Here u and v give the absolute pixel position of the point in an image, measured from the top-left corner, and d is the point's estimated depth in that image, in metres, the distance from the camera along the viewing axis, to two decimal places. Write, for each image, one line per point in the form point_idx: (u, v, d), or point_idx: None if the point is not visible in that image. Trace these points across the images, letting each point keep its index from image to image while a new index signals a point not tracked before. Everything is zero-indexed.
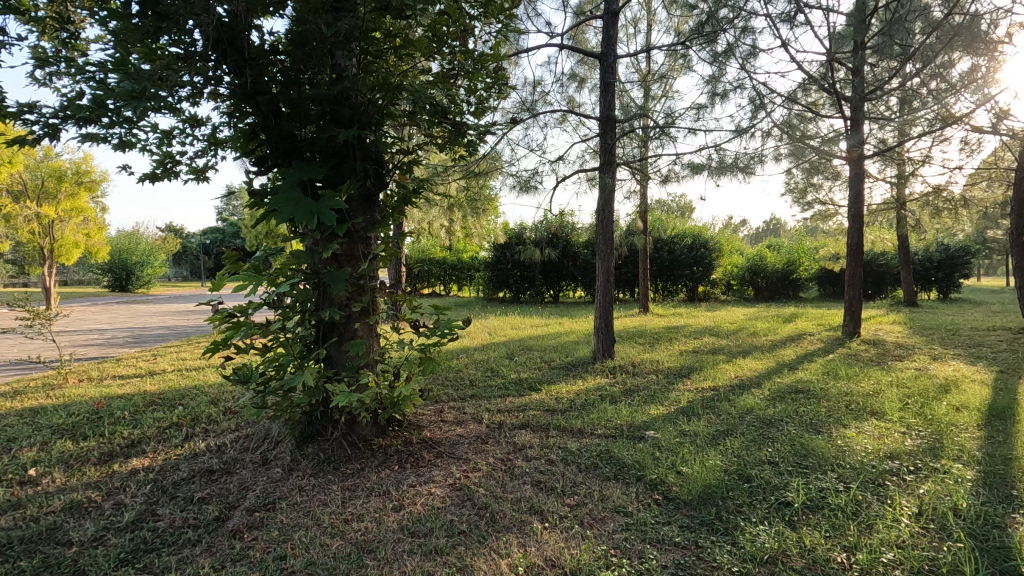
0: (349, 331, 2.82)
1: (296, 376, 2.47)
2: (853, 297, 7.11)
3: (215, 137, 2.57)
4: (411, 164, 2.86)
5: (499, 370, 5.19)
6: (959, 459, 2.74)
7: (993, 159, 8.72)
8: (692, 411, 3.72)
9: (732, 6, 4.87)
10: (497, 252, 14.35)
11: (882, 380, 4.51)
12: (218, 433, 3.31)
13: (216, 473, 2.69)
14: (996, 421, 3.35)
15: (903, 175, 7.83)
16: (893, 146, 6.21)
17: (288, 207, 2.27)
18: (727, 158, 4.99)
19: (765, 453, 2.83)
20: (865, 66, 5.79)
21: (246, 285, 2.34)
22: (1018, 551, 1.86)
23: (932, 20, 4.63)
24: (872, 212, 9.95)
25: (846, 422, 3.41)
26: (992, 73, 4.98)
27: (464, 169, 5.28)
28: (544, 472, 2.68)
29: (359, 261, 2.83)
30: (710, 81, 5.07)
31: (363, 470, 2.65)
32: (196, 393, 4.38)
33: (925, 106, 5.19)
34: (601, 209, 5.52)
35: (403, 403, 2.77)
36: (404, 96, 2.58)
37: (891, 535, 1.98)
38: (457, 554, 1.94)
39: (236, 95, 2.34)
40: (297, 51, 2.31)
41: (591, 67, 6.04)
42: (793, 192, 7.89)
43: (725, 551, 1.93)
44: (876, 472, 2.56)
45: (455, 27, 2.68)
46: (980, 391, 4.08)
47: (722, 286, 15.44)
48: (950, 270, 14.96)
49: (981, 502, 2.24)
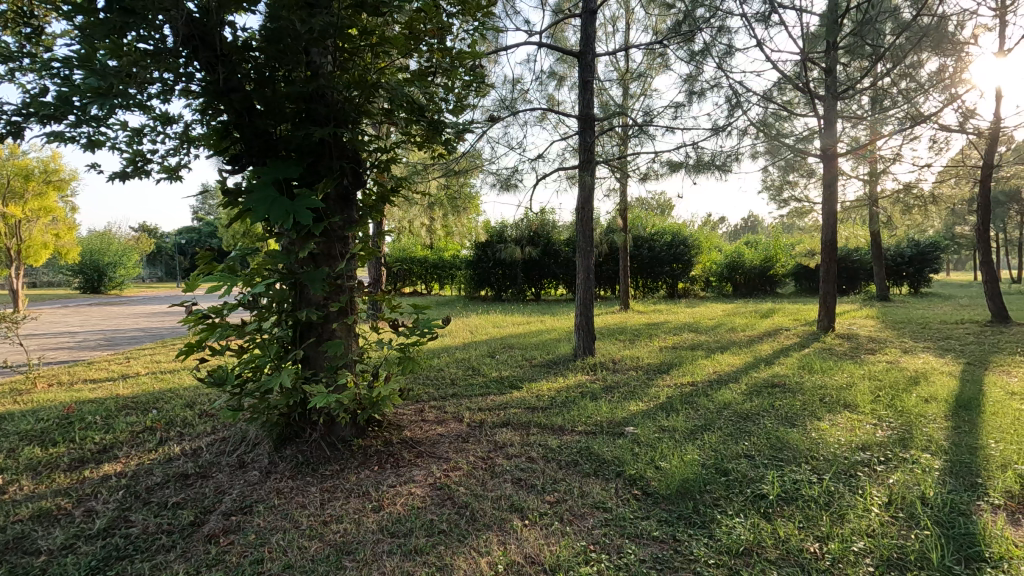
0: (327, 331, 2.78)
1: (273, 377, 2.43)
2: (827, 293, 7.24)
3: (187, 135, 2.51)
4: (388, 163, 2.84)
5: (481, 368, 5.17)
6: (927, 449, 2.82)
7: (960, 157, 8.98)
8: (672, 406, 3.77)
9: (708, 5, 4.92)
10: (478, 251, 14.33)
11: (855, 373, 4.62)
12: (194, 437, 3.25)
13: (191, 477, 2.65)
14: (963, 411, 3.45)
15: (874, 173, 8.01)
16: (865, 145, 6.35)
17: (263, 206, 2.23)
18: (705, 156, 5.06)
19: (741, 447, 2.88)
20: (837, 66, 5.91)
21: (220, 286, 2.30)
22: (983, 537, 1.92)
23: (901, 21, 4.74)
24: (846, 210, 10.17)
25: (820, 414, 3.48)
26: (959, 73, 5.12)
27: (444, 168, 5.30)
28: (524, 470, 2.69)
29: (336, 261, 2.80)
30: (687, 80, 5.13)
31: (343, 471, 2.64)
32: (171, 397, 4.30)
33: (896, 105, 5.31)
34: (581, 206, 5.55)
35: (383, 402, 2.75)
36: (382, 94, 2.56)
37: (862, 525, 2.03)
38: (437, 554, 1.94)
39: (207, 92, 2.29)
40: (270, 48, 2.27)
41: (570, 66, 6.06)
42: (769, 189, 8.02)
43: (702, 544, 1.96)
44: (849, 463, 2.62)
45: (432, 24, 2.63)
46: (948, 383, 4.20)
47: (701, 282, 15.64)
48: (921, 266, 15.38)
49: (948, 490, 2.31)
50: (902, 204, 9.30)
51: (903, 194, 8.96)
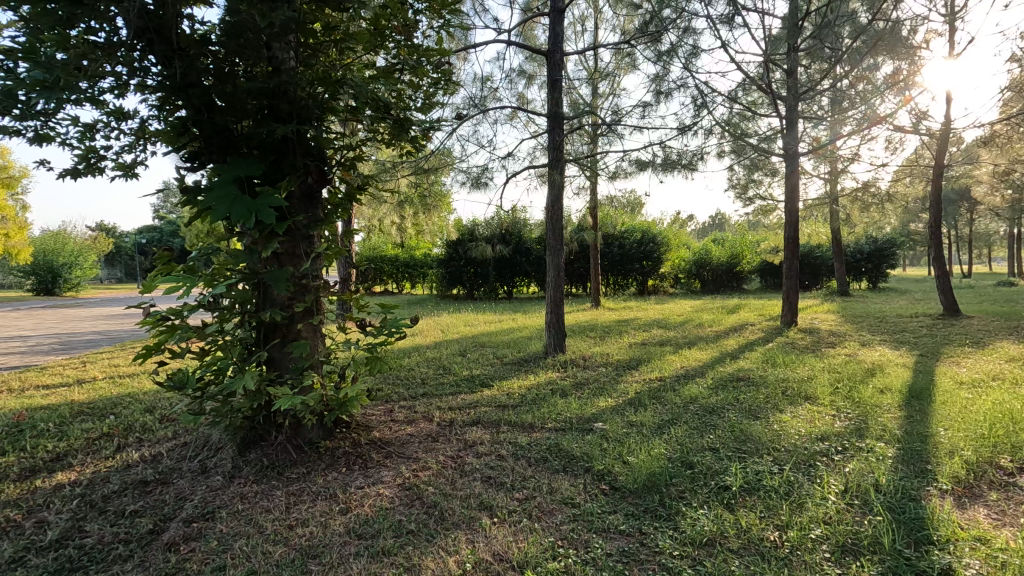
0: (292, 332, 2.73)
1: (236, 380, 2.37)
2: (789, 288, 7.46)
3: (144, 132, 2.43)
4: (355, 161, 2.80)
5: (452, 367, 5.16)
6: (881, 438, 2.93)
7: (914, 156, 9.35)
8: (639, 401, 3.82)
9: (674, 6, 4.99)
10: (450, 249, 14.27)
11: (816, 366, 4.78)
12: (153, 442, 3.16)
13: (151, 484, 2.57)
14: (915, 401, 3.60)
15: (835, 172, 8.25)
16: (825, 144, 6.56)
17: (223, 204, 2.17)
18: (672, 155, 5.15)
19: (706, 440, 2.94)
20: (798, 68, 6.07)
21: (179, 286, 2.24)
22: (931, 521, 2.00)
23: (858, 25, 4.90)
24: (808, 209, 10.47)
25: (782, 407, 3.59)
26: (911, 76, 5.34)
27: (414, 166, 5.28)
28: (494, 468, 2.69)
29: (301, 260, 2.75)
30: (655, 80, 5.21)
31: (309, 474, 2.59)
32: (130, 401, 4.16)
33: (854, 106, 5.48)
34: (551, 204, 5.57)
35: (350, 403, 2.72)
36: (347, 91, 2.50)
37: (820, 512, 2.10)
38: (405, 555, 1.92)
39: (163, 87, 2.22)
40: (230, 42, 2.20)
41: (540, 64, 6.09)
42: (735, 188, 8.20)
43: (667, 536, 2.00)
44: (808, 453, 2.71)
45: (398, 21, 2.61)
46: (902, 374, 4.39)
47: (670, 279, 15.91)
48: (879, 261, 15.96)
49: (899, 477, 2.41)
50: (860, 203, 9.64)
51: (861, 192, 9.29)
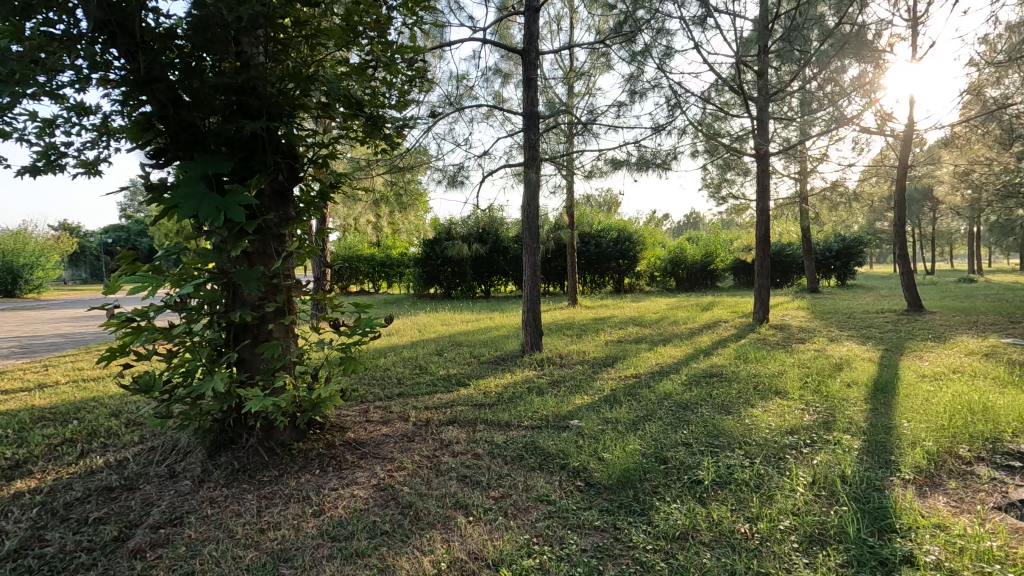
0: (264, 332, 2.68)
1: (205, 383, 2.31)
2: (761, 285, 7.60)
3: (106, 127, 2.36)
4: (327, 158, 2.75)
5: (429, 366, 5.14)
6: (848, 430, 3.02)
7: (879, 157, 9.63)
8: (615, 398, 3.86)
9: (648, 7, 5.04)
10: (426, 249, 14.19)
11: (786, 362, 4.89)
12: (119, 447, 3.07)
13: (116, 490, 2.49)
14: (880, 394, 3.71)
15: (804, 172, 8.43)
16: (795, 144, 6.70)
17: (190, 202, 2.10)
18: (646, 155, 5.21)
19: (680, 435, 2.98)
20: (769, 70, 6.19)
21: (144, 287, 2.17)
22: (894, 510, 2.06)
23: (826, 28, 5.01)
24: (779, 207, 10.69)
25: (753, 401, 3.66)
26: (876, 78, 5.49)
27: (389, 164, 5.24)
28: (470, 467, 2.69)
29: (272, 259, 2.70)
30: (629, 80, 5.26)
31: (281, 476, 2.55)
32: (94, 406, 4.03)
33: (822, 108, 5.62)
34: (527, 203, 5.58)
35: (324, 404, 2.68)
36: (318, 87, 2.43)
37: (789, 504, 2.15)
38: (380, 555, 1.91)
39: (127, 81, 2.16)
40: (197, 36, 2.14)
41: (516, 63, 6.10)
42: (708, 187, 8.33)
43: (641, 530, 2.02)
44: (778, 447, 2.77)
45: (371, 17, 2.57)
46: (868, 368, 4.52)
47: (646, 277, 16.09)
48: (846, 260, 16.40)
49: (865, 468, 2.48)
50: (829, 202, 9.89)
51: (829, 192, 9.54)
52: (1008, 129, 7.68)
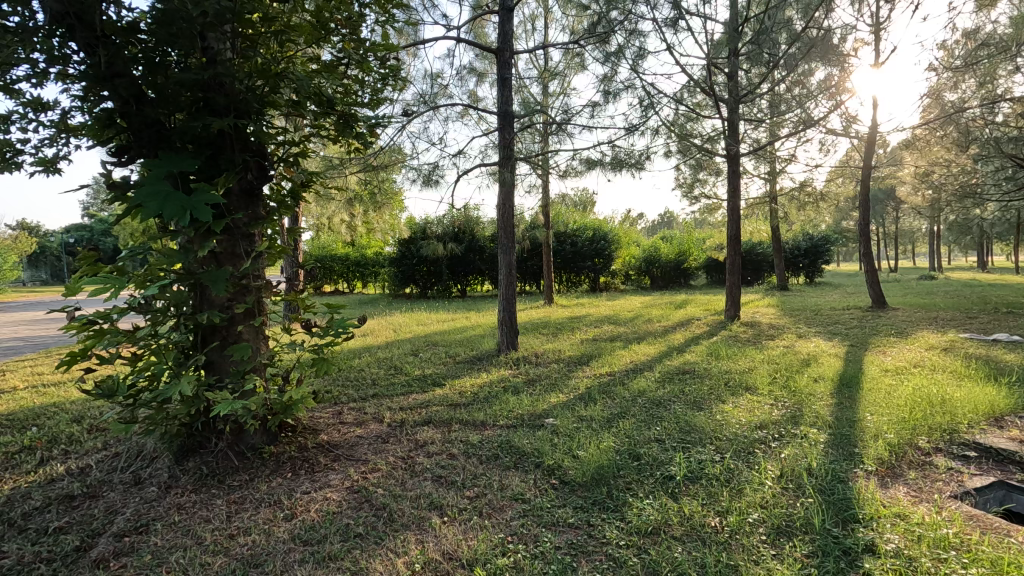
0: (233, 334, 2.62)
1: (172, 386, 2.25)
2: (732, 283, 7.75)
3: (65, 124, 2.28)
4: (297, 156, 2.71)
5: (404, 367, 5.10)
6: (814, 424, 3.10)
7: (845, 158, 9.91)
8: (590, 397, 3.89)
9: (621, 8, 5.09)
10: (402, 248, 14.09)
11: (756, 358, 5.01)
12: (81, 454, 2.97)
13: (78, 498, 2.42)
14: (845, 388, 3.82)
15: (774, 172, 8.62)
16: (765, 145, 6.84)
17: (155, 201, 2.05)
18: (620, 154, 5.26)
19: (652, 432, 3.03)
20: (739, 72, 6.31)
21: (106, 288, 2.10)
22: (857, 501, 2.13)
23: (793, 32, 5.13)
24: (750, 207, 10.91)
25: (725, 397, 3.74)
26: (842, 81, 5.62)
27: (363, 163, 5.19)
28: (445, 467, 2.68)
29: (241, 259, 2.65)
30: (603, 81, 5.30)
31: (252, 481, 2.50)
32: (54, 412, 3.89)
33: (790, 109, 5.76)
34: (502, 202, 5.57)
35: (296, 406, 2.63)
36: (288, 85, 2.39)
37: (757, 497, 2.20)
38: (352, 558, 1.89)
39: (87, 76, 2.09)
40: (161, 30, 2.09)
41: (491, 61, 6.09)
42: (681, 186, 8.46)
43: (614, 527, 2.04)
44: (748, 441, 2.83)
45: (343, 13, 2.53)
46: (834, 363, 4.65)
47: (621, 276, 16.25)
48: (814, 258, 16.85)
49: (830, 460, 2.55)
50: (798, 202, 10.14)
51: (797, 192, 9.79)
52: (965, 132, 7.99)
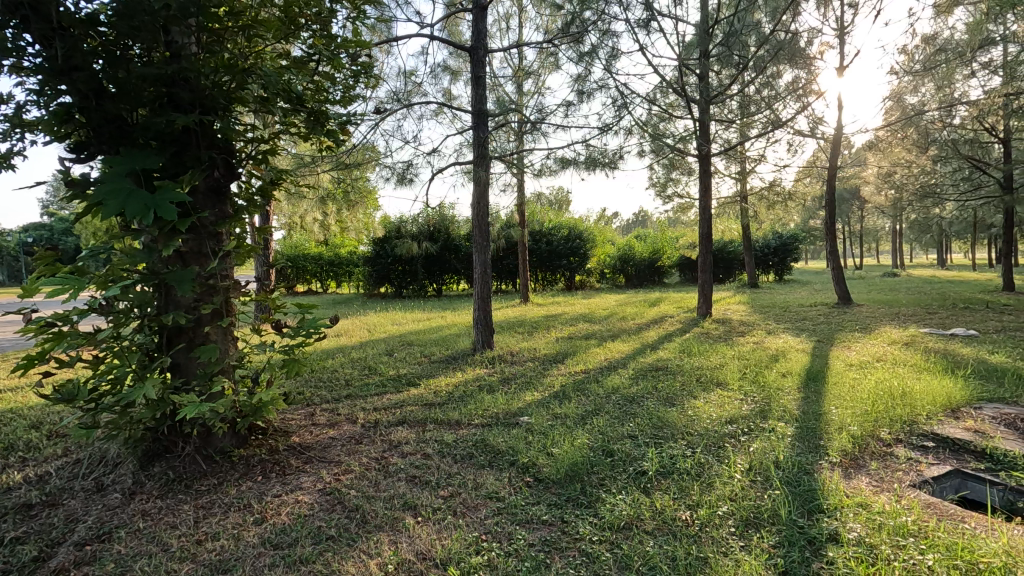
0: (200, 335, 2.56)
1: (135, 389, 2.19)
2: (703, 281, 7.88)
3: (20, 119, 2.19)
4: (266, 154, 2.65)
5: (378, 367, 5.05)
6: (782, 418, 3.18)
7: (812, 158, 10.17)
8: (564, 394, 3.91)
9: (595, 9, 5.12)
10: (376, 247, 13.95)
11: (727, 354, 5.10)
12: (40, 461, 2.87)
13: (37, 507, 2.33)
14: (812, 383, 3.93)
15: (744, 172, 8.79)
16: (735, 144, 6.97)
17: (116, 198, 1.98)
18: (594, 154, 5.30)
19: (626, 428, 3.07)
20: (710, 73, 6.42)
21: (65, 289, 2.03)
22: (822, 492, 2.19)
23: (762, 34, 5.24)
24: (721, 206, 11.11)
25: (696, 393, 3.80)
26: (809, 83, 5.77)
27: (335, 161, 5.11)
28: (419, 467, 2.66)
29: (208, 259, 2.58)
30: (577, 80, 5.33)
31: (221, 485, 2.45)
32: (10, 418, 3.73)
33: (760, 110, 5.88)
34: (477, 201, 5.57)
35: (266, 408, 2.58)
36: (255, 81, 2.34)
37: (726, 490, 2.24)
38: (324, 561, 1.87)
39: (42, 70, 2.01)
40: (122, 23, 2.02)
41: (465, 60, 6.07)
42: (654, 185, 8.57)
43: (587, 523, 2.06)
44: (718, 436, 2.89)
45: (313, 8, 2.49)
46: (801, 358, 4.78)
47: (596, 274, 16.39)
48: (783, 256, 17.26)
49: (796, 453, 2.62)
50: (767, 201, 10.37)
51: (766, 192, 10.00)
52: (924, 134, 8.28)
